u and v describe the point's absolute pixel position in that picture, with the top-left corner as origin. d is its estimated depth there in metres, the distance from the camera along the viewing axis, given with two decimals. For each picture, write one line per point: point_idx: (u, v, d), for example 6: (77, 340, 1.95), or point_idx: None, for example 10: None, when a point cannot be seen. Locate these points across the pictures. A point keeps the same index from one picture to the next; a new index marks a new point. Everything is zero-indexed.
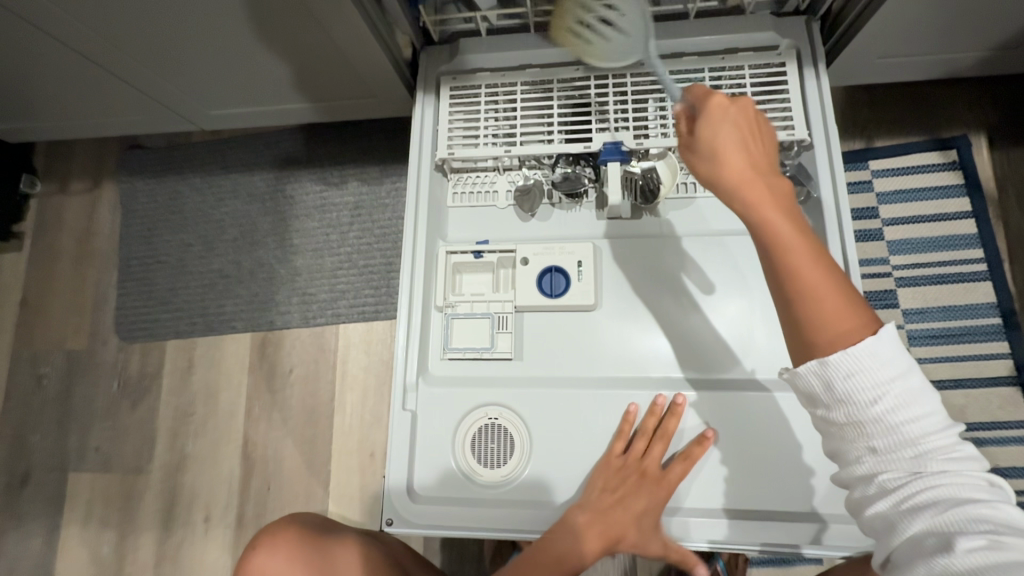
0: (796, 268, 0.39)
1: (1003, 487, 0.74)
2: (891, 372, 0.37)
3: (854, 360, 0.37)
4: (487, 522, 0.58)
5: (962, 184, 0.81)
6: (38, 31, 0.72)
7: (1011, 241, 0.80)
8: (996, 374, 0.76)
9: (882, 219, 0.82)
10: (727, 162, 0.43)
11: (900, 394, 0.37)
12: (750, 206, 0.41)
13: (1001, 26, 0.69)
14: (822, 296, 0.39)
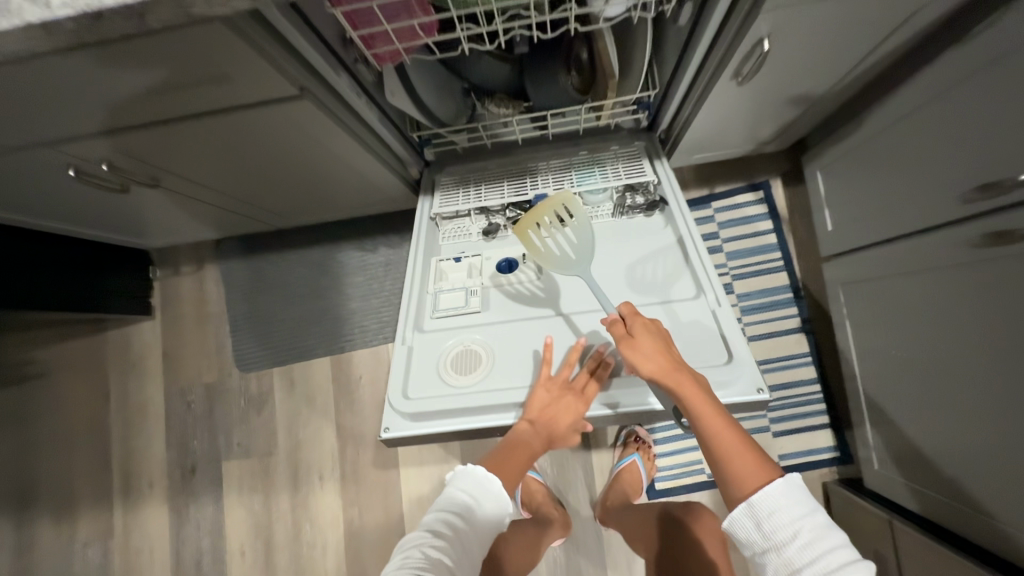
0: (716, 443, 0.62)
1: (798, 391, 1.27)
2: (797, 508, 0.56)
3: (771, 502, 0.57)
4: (459, 410, 0.73)
5: (767, 212, 1.32)
6: (191, 207, 1.18)
7: (798, 244, 1.31)
8: (791, 326, 1.28)
9: (722, 239, 1.32)
10: (661, 375, 0.64)
11: (811, 528, 0.55)
12: (683, 395, 0.63)
13: (764, 134, 1.17)
14: (735, 454, 0.61)
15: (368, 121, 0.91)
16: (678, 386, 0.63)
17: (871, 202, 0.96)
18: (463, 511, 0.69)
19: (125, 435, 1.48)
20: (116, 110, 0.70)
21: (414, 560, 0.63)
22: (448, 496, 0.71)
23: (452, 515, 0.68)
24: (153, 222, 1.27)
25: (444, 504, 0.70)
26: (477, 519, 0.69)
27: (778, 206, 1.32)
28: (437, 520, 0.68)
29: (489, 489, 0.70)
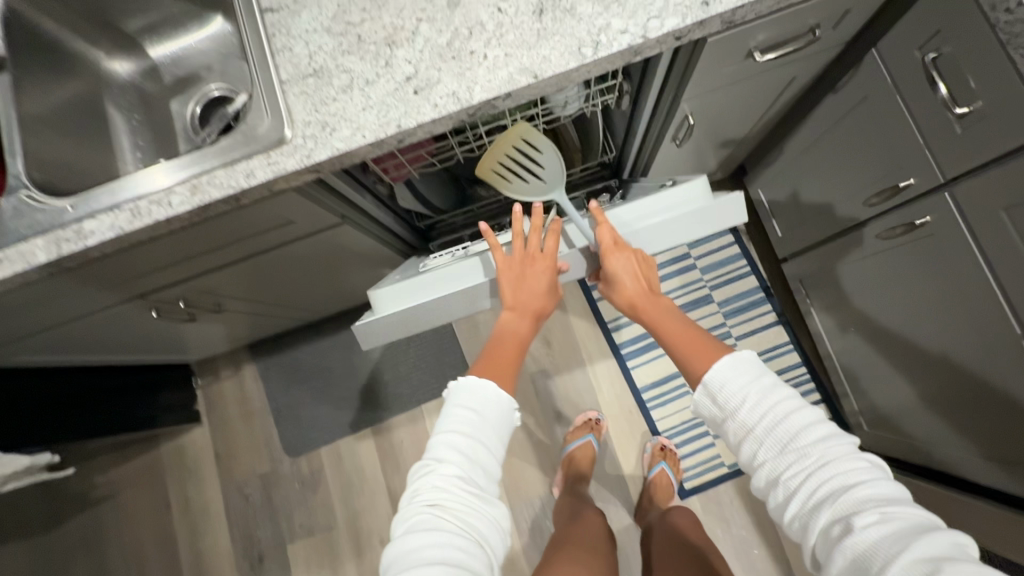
0: (670, 334, 0.71)
1: (787, 375, 1.44)
2: (746, 377, 0.61)
3: (721, 376, 0.62)
4: (433, 281, 0.77)
5: (726, 228, 1.53)
6: (234, 321, 1.33)
7: (758, 250, 1.52)
8: (768, 321, 1.47)
9: (693, 257, 1.52)
10: (624, 280, 0.73)
11: (757, 391, 0.59)
12: (644, 316, 0.74)
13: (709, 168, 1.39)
14: (690, 347, 0.68)
15: (385, 225, 1.09)
16: (636, 287, 0.73)
17: (806, 211, 1.17)
18: (466, 429, 0.66)
19: (192, 538, 1.58)
20: (193, 264, 0.86)
21: (429, 494, 0.62)
22: (449, 417, 0.68)
23: (456, 434, 0.66)
24: (198, 341, 1.42)
25: (447, 430, 0.67)
26: (481, 432, 0.67)
27: (734, 220, 1.53)
28: (443, 447, 0.65)
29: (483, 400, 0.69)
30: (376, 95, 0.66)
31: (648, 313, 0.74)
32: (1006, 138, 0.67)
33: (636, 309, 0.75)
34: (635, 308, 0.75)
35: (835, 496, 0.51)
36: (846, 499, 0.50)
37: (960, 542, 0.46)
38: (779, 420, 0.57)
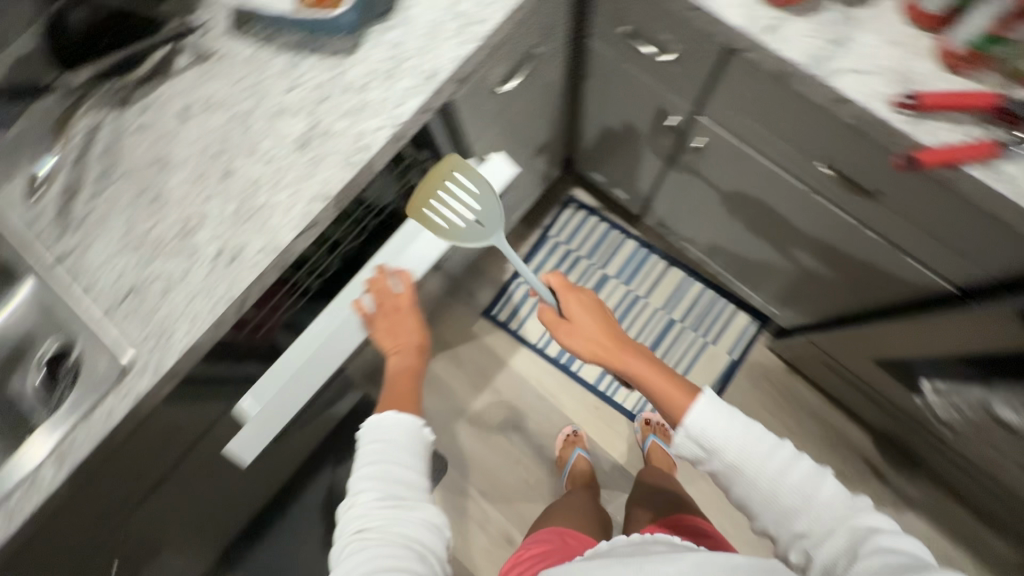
0: (644, 380, 0.82)
1: (699, 303, 1.60)
2: (733, 430, 0.71)
3: (705, 423, 0.72)
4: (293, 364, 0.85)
5: (585, 213, 1.67)
6: None
7: (620, 217, 1.67)
8: (660, 269, 1.63)
9: (574, 251, 1.64)
10: (592, 341, 0.89)
11: (744, 441, 0.70)
12: (623, 365, 0.86)
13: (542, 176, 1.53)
14: (660, 391, 0.78)
15: None
16: (606, 341, 0.89)
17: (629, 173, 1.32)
18: (382, 457, 0.79)
19: None
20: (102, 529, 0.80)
21: (364, 515, 0.74)
22: (366, 453, 0.80)
23: (373, 463, 0.79)
24: None
25: (366, 460, 0.79)
26: (394, 456, 0.79)
27: (588, 204, 1.68)
28: (364, 478, 0.77)
29: (388, 421, 0.83)
30: (196, 282, 0.69)
31: (626, 363, 0.85)
32: (703, 64, 0.83)
33: (631, 375, 0.84)
34: (620, 364, 0.86)
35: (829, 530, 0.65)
36: (866, 543, 0.61)
37: (914, 552, 0.61)
38: (780, 475, 0.69)
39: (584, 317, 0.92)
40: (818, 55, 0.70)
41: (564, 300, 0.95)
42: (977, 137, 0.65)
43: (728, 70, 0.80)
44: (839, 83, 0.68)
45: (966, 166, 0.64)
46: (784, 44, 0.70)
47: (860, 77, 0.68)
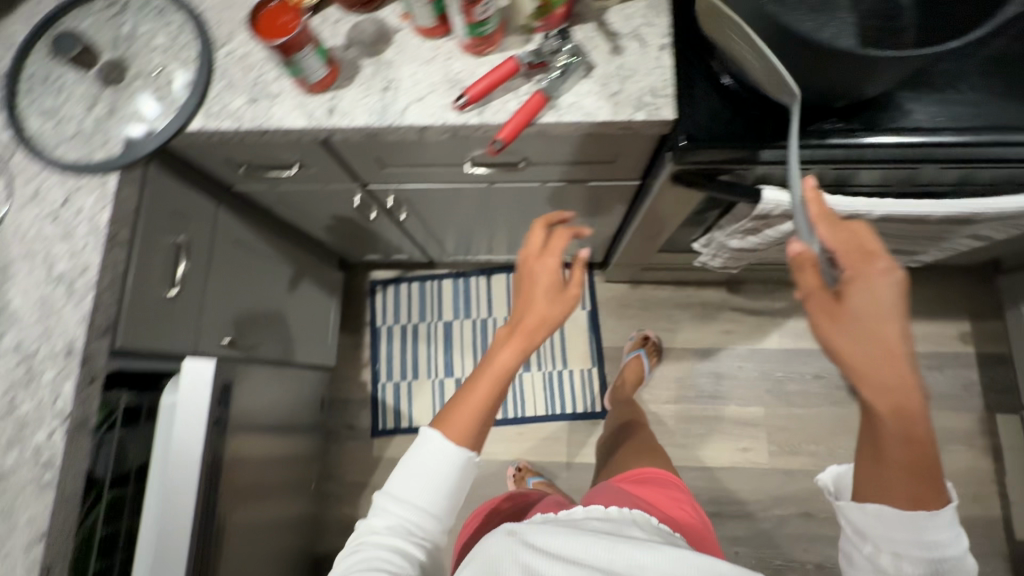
0: (908, 451, 0.53)
1: None
2: (925, 528, 0.54)
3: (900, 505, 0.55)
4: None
5: (395, 285, 1.68)
6: None
7: (425, 267, 1.70)
8: (485, 284, 1.67)
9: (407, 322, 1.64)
10: (882, 293, 0.53)
11: (927, 532, 0.54)
12: (856, 373, 0.53)
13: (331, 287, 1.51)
14: (925, 476, 0.54)
15: None
16: (884, 347, 0.52)
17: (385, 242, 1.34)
18: (423, 487, 0.63)
19: None
20: None
21: (382, 540, 0.61)
22: (409, 477, 0.63)
23: (417, 499, 0.63)
24: None
25: (400, 500, 0.63)
26: (427, 494, 0.63)
27: (392, 275, 1.69)
28: (408, 500, 0.63)
29: (439, 459, 0.62)
30: None
31: (913, 413, 0.52)
32: (325, 159, 0.86)
33: (900, 412, 0.52)
34: (898, 416, 0.52)
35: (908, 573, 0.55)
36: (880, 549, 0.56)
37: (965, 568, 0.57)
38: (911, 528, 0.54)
39: (862, 300, 0.53)
40: (380, 108, 0.74)
41: (848, 253, 0.57)
42: (527, 95, 0.72)
43: (343, 152, 0.84)
44: (410, 120, 0.73)
45: (535, 121, 0.72)
46: (350, 116, 0.74)
47: (422, 104, 0.74)
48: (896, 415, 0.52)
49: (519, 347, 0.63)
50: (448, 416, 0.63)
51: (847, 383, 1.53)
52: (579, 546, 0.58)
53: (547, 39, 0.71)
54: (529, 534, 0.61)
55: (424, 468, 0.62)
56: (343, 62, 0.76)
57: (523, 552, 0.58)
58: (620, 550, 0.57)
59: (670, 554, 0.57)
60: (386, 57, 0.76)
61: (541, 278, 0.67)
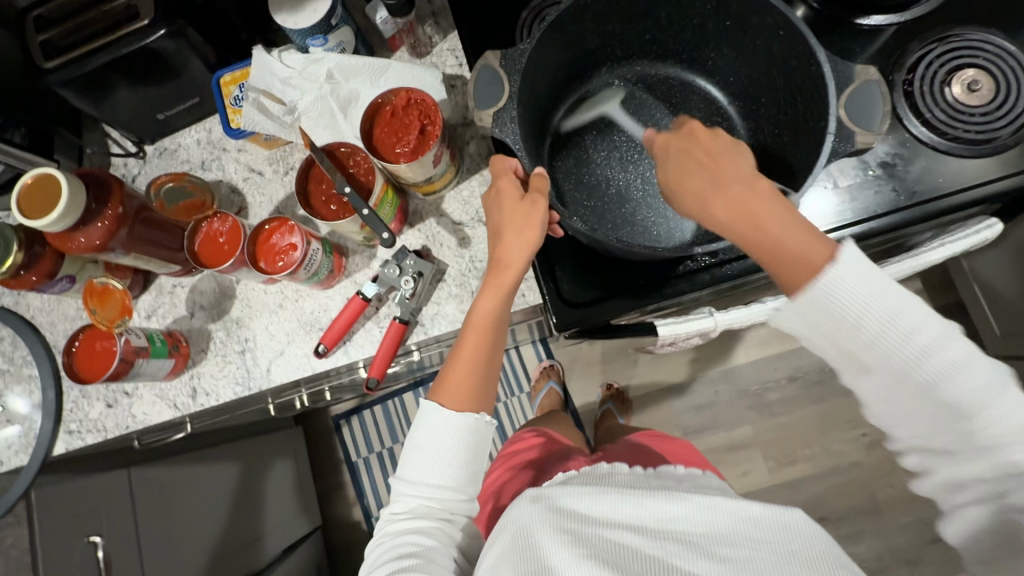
0: (758, 245, 0.49)
1: None
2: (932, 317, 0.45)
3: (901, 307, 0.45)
4: None
5: (355, 415, 1.60)
6: None
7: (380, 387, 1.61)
8: None
9: (379, 450, 1.57)
10: (701, 147, 0.54)
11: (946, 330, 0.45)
12: (762, 226, 0.49)
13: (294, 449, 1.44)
14: (807, 258, 0.47)
15: None
16: (729, 189, 0.51)
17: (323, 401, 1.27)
18: (433, 467, 0.54)
19: None
20: None
21: (401, 531, 0.53)
22: (418, 458, 0.55)
23: (427, 479, 0.54)
24: None
25: (412, 484, 0.55)
26: (443, 474, 0.54)
27: (350, 405, 1.62)
28: (420, 482, 0.54)
29: (441, 436, 0.55)
30: None
31: (759, 218, 0.49)
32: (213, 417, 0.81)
33: (753, 221, 0.49)
34: (740, 215, 0.50)
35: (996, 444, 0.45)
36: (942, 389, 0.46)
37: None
38: (928, 364, 0.45)
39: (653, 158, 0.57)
40: (242, 375, 0.70)
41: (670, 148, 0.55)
42: (387, 321, 0.68)
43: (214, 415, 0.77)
44: (277, 380, 0.69)
45: (404, 343, 0.68)
46: (215, 394, 0.70)
47: (283, 358, 0.69)
48: (739, 225, 0.50)
49: (500, 291, 0.58)
50: (445, 377, 0.58)
51: (822, 377, 1.48)
52: (603, 505, 0.51)
53: (389, 264, 0.65)
54: (558, 499, 0.52)
55: (433, 445, 0.55)
56: (191, 334, 0.71)
57: (554, 514, 0.50)
58: (644, 502, 0.50)
59: (721, 502, 0.49)
60: (233, 315, 0.71)
61: (503, 193, 0.59)
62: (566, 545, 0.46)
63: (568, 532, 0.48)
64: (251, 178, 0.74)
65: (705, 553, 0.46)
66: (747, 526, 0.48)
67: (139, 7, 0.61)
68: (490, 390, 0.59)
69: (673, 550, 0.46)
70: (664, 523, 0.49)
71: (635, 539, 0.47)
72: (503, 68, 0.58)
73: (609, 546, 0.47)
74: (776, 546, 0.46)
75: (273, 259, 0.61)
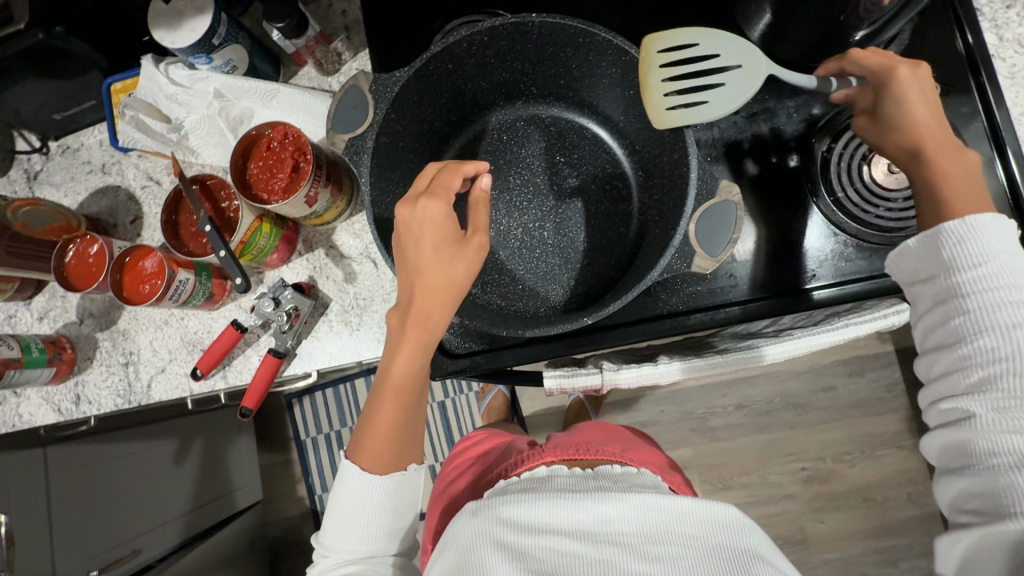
0: (950, 182, 0.48)
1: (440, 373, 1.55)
2: (978, 251, 0.45)
3: (977, 247, 0.45)
4: None
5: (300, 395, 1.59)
6: None
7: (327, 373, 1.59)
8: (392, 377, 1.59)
9: (320, 432, 1.57)
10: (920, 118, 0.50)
11: (998, 262, 0.45)
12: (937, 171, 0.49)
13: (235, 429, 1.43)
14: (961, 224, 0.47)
15: None
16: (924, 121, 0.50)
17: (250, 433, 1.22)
18: (356, 532, 0.52)
19: None
20: None
21: None
22: (342, 524, 0.52)
23: (352, 542, 0.52)
24: None
25: (338, 546, 0.52)
26: (369, 535, 0.52)
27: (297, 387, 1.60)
28: (347, 542, 0.52)
29: (365, 496, 0.52)
30: None
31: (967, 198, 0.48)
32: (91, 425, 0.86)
33: (919, 153, 0.50)
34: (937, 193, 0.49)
35: (908, 252, 0.48)
36: (981, 259, 0.45)
37: (995, 271, 0.44)
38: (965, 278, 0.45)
39: (891, 105, 0.50)
40: (124, 388, 0.70)
41: (867, 72, 0.52)
42: (265, 350, 0.68)
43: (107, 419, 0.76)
44: (157, 396, 0.70)
45: (282, 371, 0.68)
46: (97, 403, 0.71)
47: (164, 375, 0.70)
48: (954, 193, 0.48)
49: (418, 343, 0.52)
50: (361, 441, 0.53)
51: (770, 408, 1.41)
52: (543, 509, 0.46)
53: (264, 297, 0.64)
54: (496, 509, 0.47)
55: (356, 511, 0.52)
56: (79, 340, 0.71)
57: (493, 528, 0.46)
58: (585, 505, 0.46)
59: (651, 498, 0.46)
60: (120, 326, 0.71)
61: (431, 236, 0.51)
62: (502, 563, 0.43)
63: (503, 551, 0.44)
64: (149, 186, 0.73)
65: (640, 554, 0.43)
66: (673, 520, 0.45)
67: (11, 8, 0.57)
68: (416, 442, 0.55)
69: (613, 553, 0.43)
70: (603, 521, 0.45)
71: (569, 546, 0.44)
72: (373, 92, 0.53)
73: (543, 558, 0.43)
74: (704, 540, 0.44)
75: (140, 285, 0.60)
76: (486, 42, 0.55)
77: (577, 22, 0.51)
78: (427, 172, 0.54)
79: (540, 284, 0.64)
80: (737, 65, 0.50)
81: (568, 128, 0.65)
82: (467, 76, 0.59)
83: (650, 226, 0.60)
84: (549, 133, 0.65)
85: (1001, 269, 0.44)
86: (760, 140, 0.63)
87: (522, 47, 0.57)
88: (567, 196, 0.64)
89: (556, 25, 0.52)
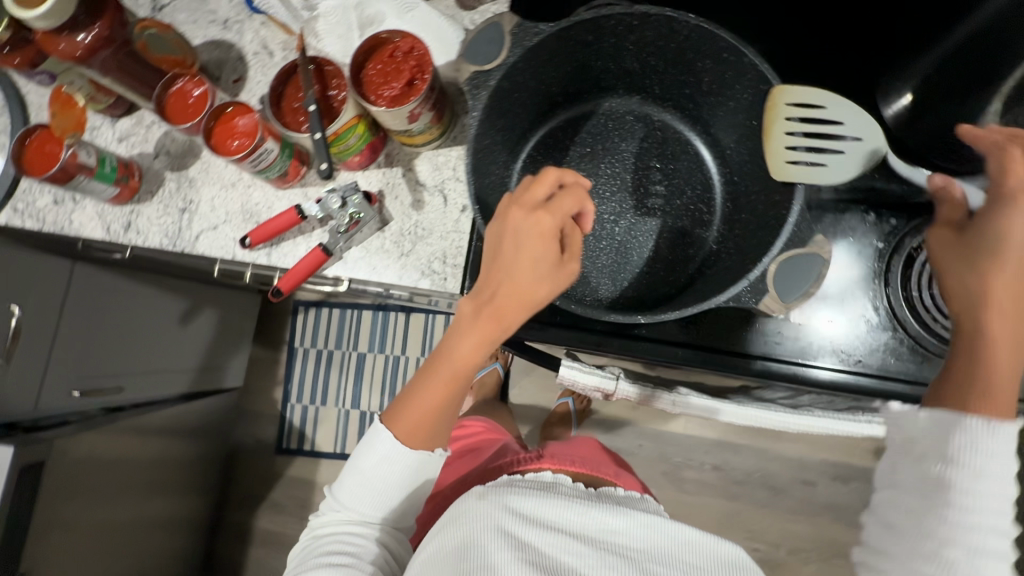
0: (999, 343, 0.47)
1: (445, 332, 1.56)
2: (987, 448, 0.46)
3: (985, 443, 0.46)
4: None
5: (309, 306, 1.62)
6: None
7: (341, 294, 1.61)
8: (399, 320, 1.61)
9: (315, 346, 1.59)
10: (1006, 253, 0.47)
11: (998, 461, 0.46)
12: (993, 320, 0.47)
13: None
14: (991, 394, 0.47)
15: None
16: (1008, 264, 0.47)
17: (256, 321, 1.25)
18: (370, 498, 0.57)
19: None
20: None
21: (331, 538, 0.57)
22: (359, 486, 0.57)
23: (363, 505, 0.57)
24: None
25: (349, 504, 0.58)
26: (379, 504, 0.57)
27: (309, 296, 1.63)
28: (359, 505, 0.57)
29: (387, 468, 0.56)
30: None
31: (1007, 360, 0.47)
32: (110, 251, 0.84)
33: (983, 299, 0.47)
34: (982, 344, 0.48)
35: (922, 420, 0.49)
36: (977, 461, 0.46)
37: (982, 472, 0.46)
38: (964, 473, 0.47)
39: (983, 228, 0.48)
40: (174, 231, 0.72)
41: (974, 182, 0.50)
42: (315, 243, 0.69)
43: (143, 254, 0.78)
44: (200, 250, 0.71)
45: (323, 269, 0.69)
46: (144, 236, 0.72)
47: (214, 233, 0.71)
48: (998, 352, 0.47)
49: (485, 339, 0.52)
50: (404, 410, 0.55)
51: (747, 480, 1.40)
52: (551, 507, 0.48)
53: (333, 193, 0.66)
54: (505, 497, 0.48)
55: (375, 478, 0.56)
56: (147, 173, 0.73)
57: (500, 513, 0.46)
58: (593, 512, 0.48)
59: (656, 521, 0.48)
60: (190, 173, 0.73)
61: (532, 246, 0.50)
62: (506, 548, 0.43)
63: (508, 536, 0.44)
64: (260, 54, 0.74)
65: (639, 568, 0.45)
66: (672, 546, 0.47)
67: None
68: (450, 426, 0.57)
69: (613, 562, 0.45)
70: (607, 534, 0.47)
71: (574, 545, 0.45)
72: (512, 36, 0.53)
73: (545, 547, 0.45)
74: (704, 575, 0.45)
75: (229, 138, 0.62)
76: (633, 26, 0.55)
77: (730, 35, 0.50)
78: (548, 174, 0.52)
79: (595, 275, 0.64)
80: (857, 136, 0.50)
81: (674, 137, 0.65)
82: (600, 54, 0.59)
83: (721, 257, 0.60)
84: (654, 135, 0.65)
85: (1002, 473, 0.46)
86: (856, 215, 0.62)
87: (663, 44, 0.57)
88: (649, 203, 0.64)
89: (707, 34, 0.52)
